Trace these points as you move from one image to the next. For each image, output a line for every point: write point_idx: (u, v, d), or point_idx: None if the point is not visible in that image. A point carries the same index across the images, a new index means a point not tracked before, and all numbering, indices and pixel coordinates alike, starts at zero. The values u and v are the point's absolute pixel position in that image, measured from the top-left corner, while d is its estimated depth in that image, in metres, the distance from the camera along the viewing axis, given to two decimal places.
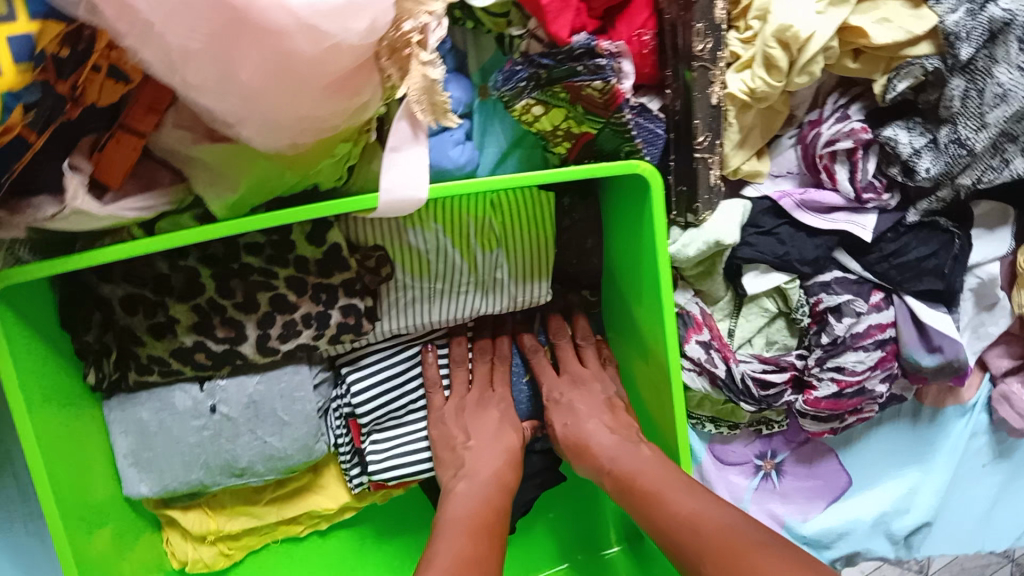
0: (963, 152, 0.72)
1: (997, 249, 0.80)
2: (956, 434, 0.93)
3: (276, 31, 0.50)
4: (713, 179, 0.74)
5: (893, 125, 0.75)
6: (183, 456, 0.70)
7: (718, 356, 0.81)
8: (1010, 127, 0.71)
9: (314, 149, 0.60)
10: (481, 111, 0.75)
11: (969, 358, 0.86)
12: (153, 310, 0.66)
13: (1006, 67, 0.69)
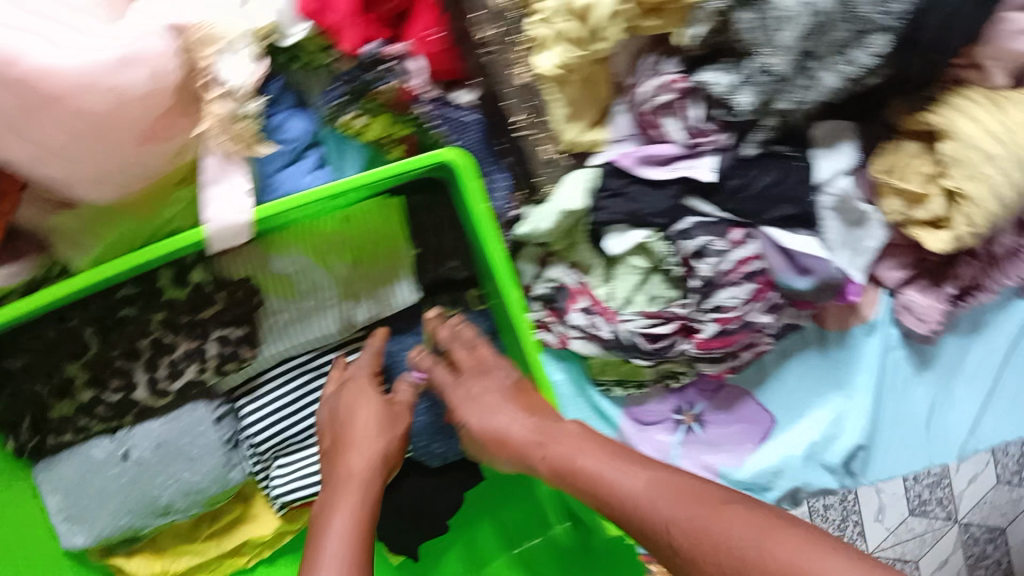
0: (772, 78, 0.76)
1: (841, 164, 0.83)
2: (871, 353, 0.94)
3: (62, 96, 0.56)
4: (550, 154, 0.80)
5: (708, 69, 0.79)
6: (109, 504, 0.75)
7: (600, 319, 0.85)
8: (808, 46, 0.74)
9: (149, 196, 0.67)
10: (332, 137, 0.79)
11: (853, 275, 0.89)
12: (50, 373, 0.72)
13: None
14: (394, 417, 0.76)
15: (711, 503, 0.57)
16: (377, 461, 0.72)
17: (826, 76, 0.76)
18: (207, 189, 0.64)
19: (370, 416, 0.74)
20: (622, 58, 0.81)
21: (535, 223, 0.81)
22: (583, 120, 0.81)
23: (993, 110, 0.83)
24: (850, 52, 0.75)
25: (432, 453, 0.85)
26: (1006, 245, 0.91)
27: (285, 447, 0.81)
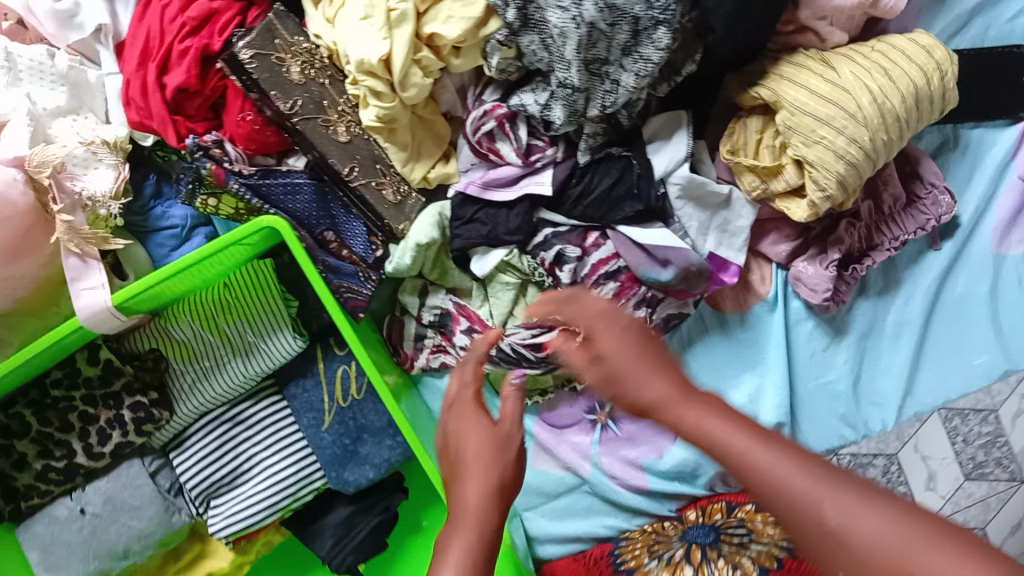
0: (572, 91, 0.80)
1: (677, 153, 0.86)
2: (776, 327, 0.94)
3: None
4: (393, 197, 0.86)
5: (519, 92, 0.84)
6: (75, 553, 0.89)
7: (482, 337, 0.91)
8: (592, 54, 0.77)
9: (40, 297, 0.81)
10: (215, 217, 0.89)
11: (728, 255, 0.90)
12: (7, 450, 0.86)
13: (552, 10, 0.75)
14: (505, 437, 0.66)
15: (854, 490, 0.46)
16: (490, 490, 0.63)
17: (626, 77, 0.78)
18: (75, 287, 0.77)
19: (478, 443, 0.65)
20: (449, 95, 0.87)
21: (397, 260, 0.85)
22: (426, 158, 0.88)
23: (826, 72, 0.81)
24: (640, 49, 0.77)
25: (346, 482, 0.90)
26: (892, 199, 0.89)
27: (216, 491, 0.92)
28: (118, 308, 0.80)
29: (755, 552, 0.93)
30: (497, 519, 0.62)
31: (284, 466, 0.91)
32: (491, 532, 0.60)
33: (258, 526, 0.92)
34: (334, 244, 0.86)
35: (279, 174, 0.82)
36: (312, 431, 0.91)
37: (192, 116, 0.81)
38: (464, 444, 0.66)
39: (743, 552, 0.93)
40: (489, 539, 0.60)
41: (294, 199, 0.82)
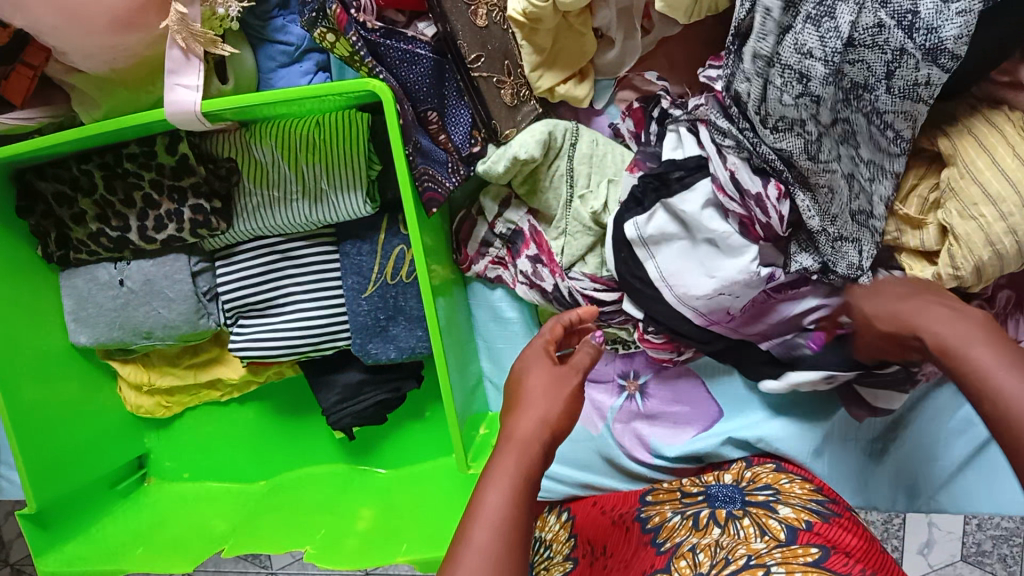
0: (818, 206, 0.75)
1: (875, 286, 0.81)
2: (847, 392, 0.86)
3: None
4: (509, 100, 0.81)
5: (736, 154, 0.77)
6: (106, 317, 0.93)
7: (545, 271, 0.88)
8: (824, 184, 0.73)
9: (136, 75, 0.79)
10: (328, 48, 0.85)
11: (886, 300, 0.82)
12: (72, 202, 0.89)
13: (788, 147, 0.72)
14: (566, 377, 0.72)
15: None
16: (539, 421, 0.66)
17: (884, 209, 0.77)
18: (169, 78, 0.75)
19: (544, 377, 0.71)
20: (608, 13, 0.78)
21: (490, 163, 0.82)
22: (558, 70, 0.80)
23: (1021, 145, 0.70)
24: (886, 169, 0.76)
25: (366, 353, 0.90)
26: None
27: (248, 311, 0.93)
28: (205, 113, 0.77)
29: (783, 513, 0.78)
30: (544, 449, 0.65)
31: (317, 314, 0.91)
32: (536, 469, 0.63)
33: (274, 359, 0.94)
34: (434, 126, 0.81)
35: (402, 38, 0.76)
36: (351, 294, 0.89)
37: None
38: (529, 377, 0.72)
39: (769, 513, 0.79)
40: (532, 467, 0.63)
41: (411, 68, 0.76)
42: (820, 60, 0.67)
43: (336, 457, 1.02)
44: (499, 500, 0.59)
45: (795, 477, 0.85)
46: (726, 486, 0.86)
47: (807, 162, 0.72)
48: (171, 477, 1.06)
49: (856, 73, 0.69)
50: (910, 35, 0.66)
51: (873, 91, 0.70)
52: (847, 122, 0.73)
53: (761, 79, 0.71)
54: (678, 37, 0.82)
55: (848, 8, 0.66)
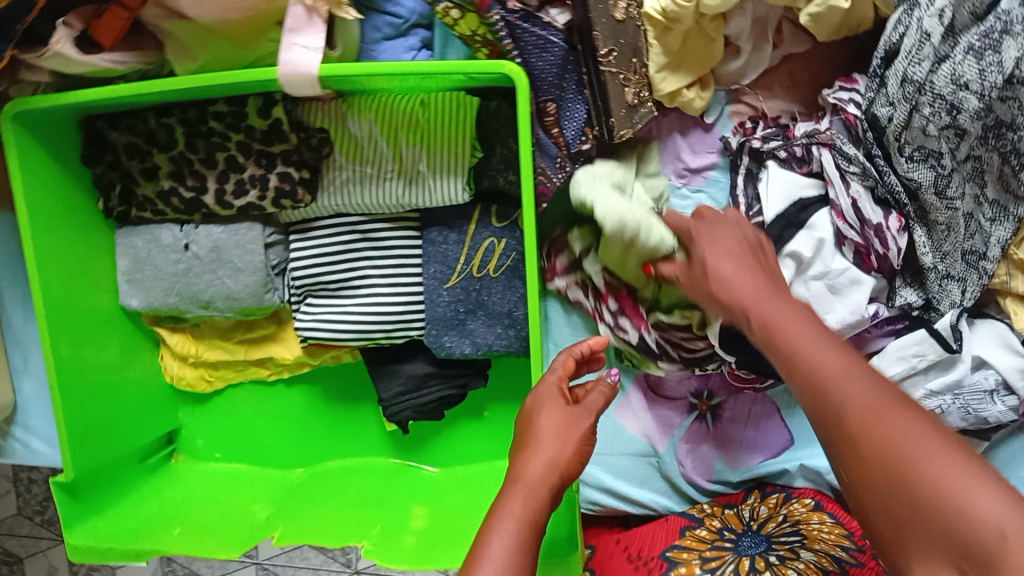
0: (938, 227, 0.76)
1: (989, 342, 0.80)
2: None
3: None
4: (632, 97, 0.77)
5: (854, 178, 0.76)
6: (164, 281, 0.88)
7: (629, 322, 0.84)
8: (947, 217, 0.74)
9: (247, 29, 0.74)
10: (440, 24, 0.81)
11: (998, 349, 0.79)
12: (145, 156, 0.83)
13: (920, 177, 0.73)
14: (579, 419, 0.68)
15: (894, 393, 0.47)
16: (549, 463, 0.64)
17: (999, 252, 0.74)
18: (288, 36, 0.70)
19: (555, 420, 0.67)
20: (743, 21, 0.76)
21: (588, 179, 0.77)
22: (682, 73, 0.78)
23: None
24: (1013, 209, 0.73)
25: (440, 345, 0.86)
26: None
27: (317, 290, 0.88)
28: (322, 79, 0.72)
29: (802, 564, 0.78)
30: (548, 496, 0.62)
31: (393, 301, 0.87)
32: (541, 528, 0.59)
33: (339, 343, 0.89)
34: (550, 118, 0.78)
35: (538, 22, 0.73)
36: (432, 284, 0.85)
37: None
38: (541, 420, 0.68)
39: (791, 561, 0.79)
40: (536, 516, 0.59)
41: (541, 56, 0.74)
42: (976, 93, 0.67)
43: (381, 450, 0.98)
44: (505, 548, 0.56)
45: (827, 520, 0.84)
46: (755, 533, 0.85)
47: (933, 196, 0.73)
48: (202, 456, 1.01)
49: (1006, 107, 0.68)
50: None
51: (1018, 130, 0.68)
52: (977, 159, 0.72)
53: (909, 108, 0.70)
54: (807, 56, 0.80)
55: (1017, 44, 0.64)
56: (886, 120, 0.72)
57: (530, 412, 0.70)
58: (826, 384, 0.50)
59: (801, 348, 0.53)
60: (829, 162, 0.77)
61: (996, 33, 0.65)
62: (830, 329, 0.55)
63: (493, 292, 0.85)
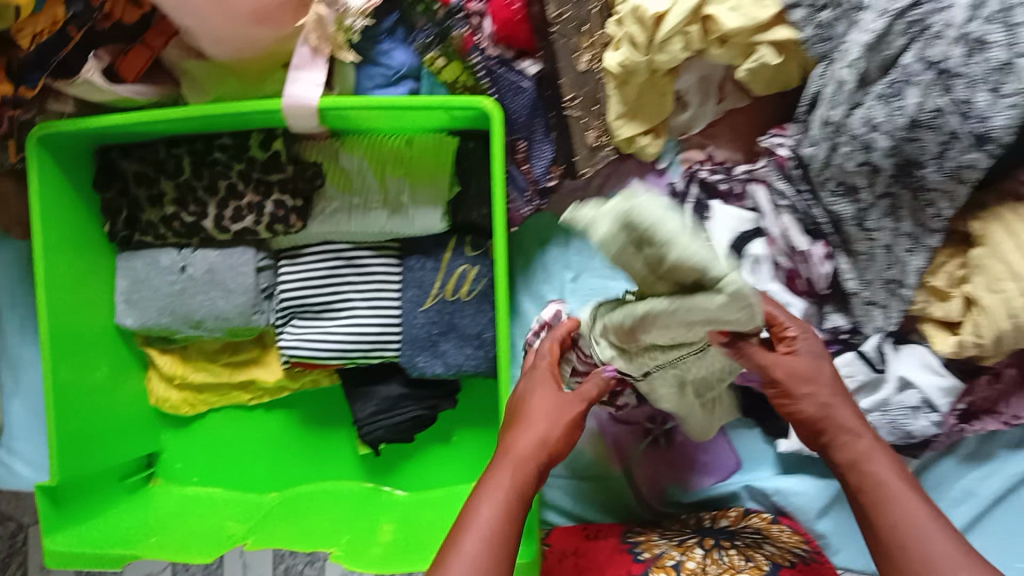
0: (859, 255, 0.87)
1: (915, 362, 0.88)
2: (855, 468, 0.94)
3: None
4: (593, 139, 0.88)
5: (785, 211, 0.89)
6: (159, 302, 0.94)
7: None
8: (865, 246, 0.86)
9: (256, 69, 0.85)
10: (428, 77, 0.91)
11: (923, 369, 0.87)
12: (152, 183, 0.91)
13: (842, 208, 0.85)
14: (567, 403, 0.74)
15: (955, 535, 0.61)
16: (539, 441, 0.70)
17: (916, 280, 0.83)
18: (294, 72, 0.81)
19: (544, 401, 0.73)
20: (690, 78, 0.88)
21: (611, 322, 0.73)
22: (638, 121, 0.88)
23: None
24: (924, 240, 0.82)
25: (413, 365, 0.93)
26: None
27: (302, 313, 0.95)
28: (320, 112, 0.82)
29: (767, 551, 0.83)
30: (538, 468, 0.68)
31: (372, 323, 0.93)
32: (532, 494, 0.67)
33: (319, 364, 0.95)
34: (520, 156, 0.89)
35: (513, 69, 0.84)
36: (409, 306, 0.94)
37: None
38: (533, 400, 0.74)
39: (756, 547, 0.84)
40: (523, 487, 0.66)
41: (514, 97, 0.85)
42: (884, 133, 0.78)
43: (352, 474, 1.03)
44: (491, 515, 0.63)
45: (786, 528, 0.90)
46: (719, 528, 0.90)
47: (853, 226, 0.86)
48: (179, 479, 1.04)
49: (912, 148, 0.77)
50: (964, 121, 0.73)
51: (924, 168, 0.78)
52: (893, 195, 0.82)
53: (831, 147, 0.83)
54: (745, 110, 0.92)
55: (916, 91, 0.76)
56: (812, 157, 0.85)
57: (525, 393, 0.75)
58: (906, 525, 0.62)
59: (888, 487, 0.64)
60: (763, 201, 0.89)
61: (898, 83, 0.77)
62: (918, 487, 0.65)
63: (464, 314, 0.93)
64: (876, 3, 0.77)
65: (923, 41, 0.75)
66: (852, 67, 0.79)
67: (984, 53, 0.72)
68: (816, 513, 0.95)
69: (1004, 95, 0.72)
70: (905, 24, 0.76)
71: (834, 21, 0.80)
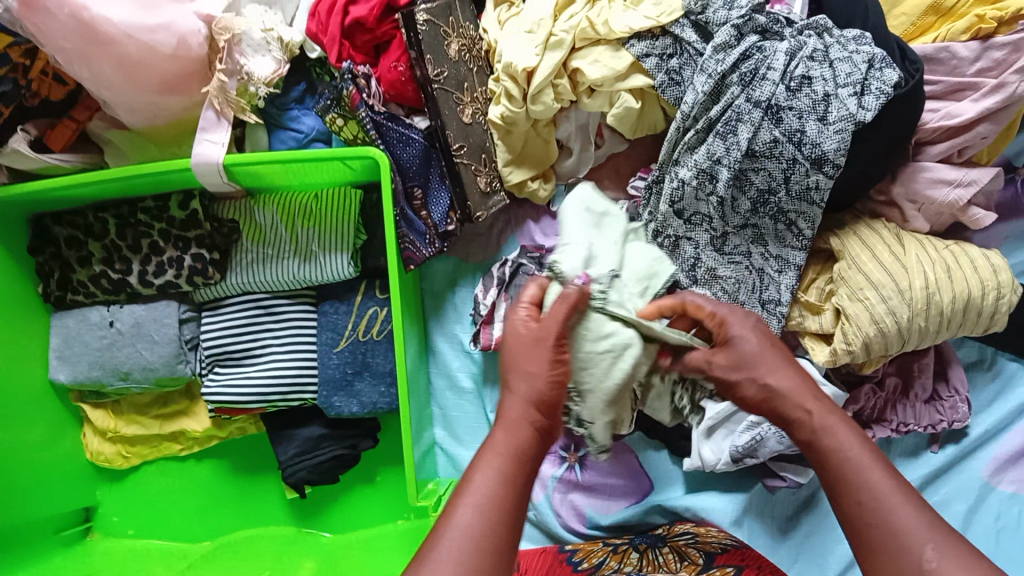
0: (726, 281, 0.91)
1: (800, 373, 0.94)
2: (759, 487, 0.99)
3: (112, 42, 0.80)
4: (484, 185, 0.96)
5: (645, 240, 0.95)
6: (90, 356, 1.00)
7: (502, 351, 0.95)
8: (731, 271, 0.91)
9: (170, 134, 0.94)
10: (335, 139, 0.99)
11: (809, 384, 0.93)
12: (81, 246, 0.98)
13: (689, 246, 0.92)
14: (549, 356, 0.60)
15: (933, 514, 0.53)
16: (532, 401, 0.59)
17: (788, 297, 0.89)
18: (201, 135, 0.89)
19: (527, 345, 0.61)
20: (569, 126, 0.96)
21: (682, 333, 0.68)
22: (526, 168, 0.97)
23: (894, 245, 0.87)
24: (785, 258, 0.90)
25: (329, 405, 0.98)
26: (921, 389, 0.94)
27: (223, 360, 1.01)
28: (226, 168, 0.90)
29: (697, 547, 0.90)
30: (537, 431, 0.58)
31: (289, 366, 0.99)
32: (533, 459, 0.58)
33: (241, 409, 1.00)
34: (418, 201, 0.96)
35: (401, 124, 0.93)
36: (324, 348, 0.99)
37: (356, 48, 0.94)
38: (520, 350, 0.61)
39: (688, 546, 0.90)
40: (524, 454, 0.57)
41: (404, 148, 0.93)
42: (726, 167, 0.84)
43: (282, 520, 1.07)
44: (492, 482, 0.54)
45: (713, 529, 0.96)
46: (653, 536, 0.96)
47: (713, 252, 0.92)
48: (115, 532, 1.09)
49: (758, 176, 0.86)
50: (799, 149, 0.82)
51: (777, 194, 0.86)
52: (756, 225, 0.90)
53: (678, 189, 0.89)
54: (626, 154, 1.01)
55: (746, 128, 0.83)
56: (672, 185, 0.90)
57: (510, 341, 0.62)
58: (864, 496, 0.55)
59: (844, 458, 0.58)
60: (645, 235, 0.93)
61: (733, 121, 0.83)
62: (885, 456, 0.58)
63: (376, 354, 0.99)
64: (706, 64, 0.85)
65: (750, 85, 0.83)
66: (693, 115, 0.86)
67: (809, 87, 0.82)
68: (732, 519, 0.96)
69: (831, 122, 0.81)
70: (733, 74, 0.84)
71: (681, 66, 0.88)
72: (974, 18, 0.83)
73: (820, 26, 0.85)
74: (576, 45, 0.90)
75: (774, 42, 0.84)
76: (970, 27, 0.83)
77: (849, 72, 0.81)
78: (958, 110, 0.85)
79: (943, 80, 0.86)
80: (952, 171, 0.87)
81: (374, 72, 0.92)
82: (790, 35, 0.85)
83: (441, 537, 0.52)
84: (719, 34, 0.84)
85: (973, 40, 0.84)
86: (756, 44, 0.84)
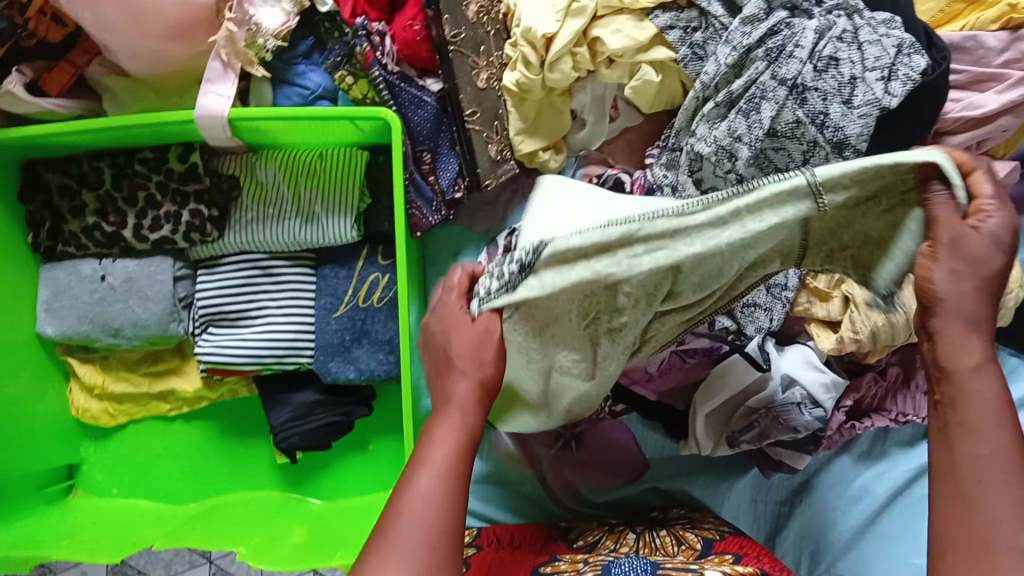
0: None
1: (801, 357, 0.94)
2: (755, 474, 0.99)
3: None
4: (496, 155, 0.93)
5: None
6: (79, 309, 0.97)
7: None
8: None
9: (173, 83, 0.91)
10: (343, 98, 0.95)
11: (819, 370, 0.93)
12: (74, 196, 0.95)
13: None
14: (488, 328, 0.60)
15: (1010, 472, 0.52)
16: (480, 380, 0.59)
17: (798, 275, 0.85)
18: (207, 86, 0.86)
19: (471, 342, 0.59)
20: (584, 98, 0.94)
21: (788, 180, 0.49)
22: (537, 138, 0.94)
23: None
24: None
25: (326, 370, 0.96)
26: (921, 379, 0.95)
27: (218, 321, 0.98)
28: (230, 122, 0.87)
29: (697, 531, 0.89)
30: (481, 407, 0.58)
31: (286, 329, 0.96)
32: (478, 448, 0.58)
33: (233, 371, 0.98)
34: (427, 166, 0.94)
35: (414, 85, 0.91)
36: (322, 313, 0.97)
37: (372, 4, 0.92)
38: (455, 337, 0.60)
39: (687, 530, 0.89)
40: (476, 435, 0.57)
41: (415, 110, 0.91)
42: (746, 144, 0.82)
43: (272, 484, 1.05)
44: (448, 448, 0.55)
45: (710, 514, 0.95)
46: (649, 518, 0.95)
47: None
48: (100, 491, 1.06)
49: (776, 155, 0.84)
50: (822, 131, 0.81)
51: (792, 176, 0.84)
52: None
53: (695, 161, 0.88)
54: (639, 129, 0.99)
55: (771, 105, 0.81)
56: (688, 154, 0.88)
57: (445, 329, 0.61)
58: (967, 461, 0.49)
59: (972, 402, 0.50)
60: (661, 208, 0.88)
61: (756, 98, 0.82)
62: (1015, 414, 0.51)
63: (378, 318, 0.97)
64: (731, 37, 0.83)
65: (776, 61, 0.81)
66: (714, 86, 0.84)
67: (836, 69, 0.81)
68: (728, 503, 0.99)
69: (856, 106, 0.79)
70: (759, 48, 0.82)
71: (705, 40, 0.86)
72: (1005, 8, 0.82)
73: (850, 7, 0.83)
74: (598, 13, 0.87)
75: (803, 20, 0.83)
76: (1000, 16, 0.83)
77: (878, 55, 0.80)
78: (981, 101, 0.83)
79: (968, 69, 0.85)
80: (971, 163, 0.86)
81: (389, 28, 0.90)
82: (820, 14, 0.83)
83: (402, 499, 0.52)
84: (748, 7, 0.83)
85: (1002, 30, 0.83)
86: (785, 20, 0.82)
